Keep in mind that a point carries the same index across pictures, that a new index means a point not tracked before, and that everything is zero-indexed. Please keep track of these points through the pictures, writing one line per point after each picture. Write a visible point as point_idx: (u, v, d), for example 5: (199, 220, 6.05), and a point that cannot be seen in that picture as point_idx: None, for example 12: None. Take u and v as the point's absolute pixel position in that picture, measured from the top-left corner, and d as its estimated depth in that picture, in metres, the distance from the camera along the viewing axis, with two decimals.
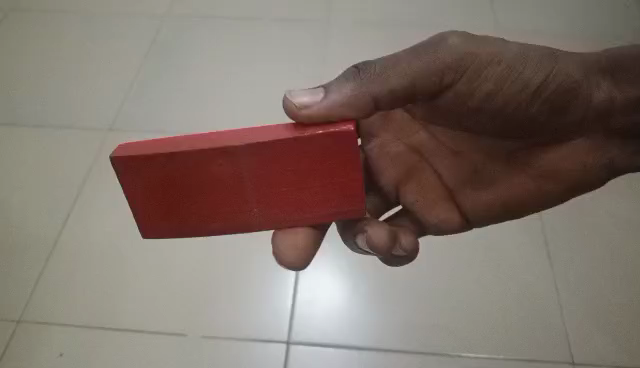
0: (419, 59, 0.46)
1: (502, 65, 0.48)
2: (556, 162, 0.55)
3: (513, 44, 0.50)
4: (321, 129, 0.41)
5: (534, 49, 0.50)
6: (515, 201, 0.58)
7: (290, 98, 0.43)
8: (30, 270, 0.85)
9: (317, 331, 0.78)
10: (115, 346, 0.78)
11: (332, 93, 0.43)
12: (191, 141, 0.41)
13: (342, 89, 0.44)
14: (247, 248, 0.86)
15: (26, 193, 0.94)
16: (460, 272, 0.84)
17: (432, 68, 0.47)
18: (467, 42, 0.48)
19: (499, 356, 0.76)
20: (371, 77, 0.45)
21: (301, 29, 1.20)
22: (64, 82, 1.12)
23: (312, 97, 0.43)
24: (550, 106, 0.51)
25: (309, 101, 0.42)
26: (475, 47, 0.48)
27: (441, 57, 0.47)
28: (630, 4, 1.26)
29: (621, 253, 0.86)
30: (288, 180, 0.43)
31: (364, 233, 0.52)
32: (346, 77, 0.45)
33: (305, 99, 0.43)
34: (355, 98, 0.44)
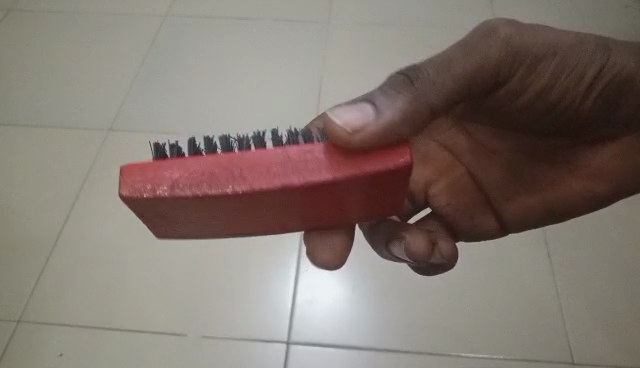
0: (468, 53, 0.46)
1: (556, 58, 0.48)
2: (602, 162, 0.57)
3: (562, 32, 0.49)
4: (377, 162, 0.38)
5: (583, 35, 0.50)
6: (555, 202, 0.59)
7: (336, 124, 0.39)
8: (30, 270, 0.84)
9: (316, 331, 0.77)
10: (114, 346, 0.77)
11: (385, 112, 0.41)
12: (224, 177, 0.37)
13: (394, 106, 0.42)
14: (247, 250, 0.86)
15: (25, 192, 0.94)
16: (461, 272, 0.83)
17: (485, 64, 0.46)
18: (519, 32, 0.47)
19: (500, 356, 0.75)
20: (420, 90, 0.43)
21: (301, 30, 1.19)
22: (64, 82, 1.11)
23: (360, 117, 0.40)
24: (602, 99, 0.51)
25: (357, 125, 0.39)
26: (528, 37, 0.47)
27: (494, 50, 0.46)
28: (631, 4, 1.26)
29: (623, 253, 0.85)
30: (329, 203, 0.40)
31: (402, 240, 0.55)
32: (395, 89, 0.43)
33: (352, 122, 0.39)
34: (408, 114, 0.42)
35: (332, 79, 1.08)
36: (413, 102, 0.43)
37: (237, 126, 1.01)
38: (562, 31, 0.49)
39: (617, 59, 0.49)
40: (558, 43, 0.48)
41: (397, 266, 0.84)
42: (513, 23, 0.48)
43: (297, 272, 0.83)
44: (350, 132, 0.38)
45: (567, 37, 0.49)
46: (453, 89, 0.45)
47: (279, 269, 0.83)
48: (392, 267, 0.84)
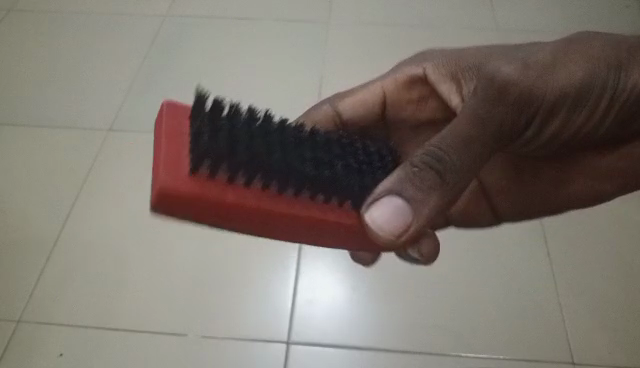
0: (485, 113, 0.48)
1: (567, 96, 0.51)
2: (615, 164, 0.58)
3: (571, 60, 0.51)
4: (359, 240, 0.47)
5: (594, 54, 0.51)
6: (556, 199, 0.62)
7: (374, 223, 0.43)
8: (29, 270, 0.85)
9: (317, 331, 0.78)
10: (115, 345, 0.77)
11: (416, 213, 0.44)
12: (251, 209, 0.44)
13: (424, 205, 0.44)
14: (247, 251, 0.86)
15: (26, 191, 0.94)
16: (461, 272, 0.83)
17: (496, 127, 0.49)
18: (525, 76, 0.50)
19: (499, 356, 0.76)
20: (442, 179, 0.45)
21: (301, 30, 1.20)
22: (64, 82, 1.12)
23: (391, 215, 0.43)
24: (616, 120, 0.53)
25: (390, 230, 0.43)
26: (537, 87, 0.50)
27: (508, 110, 0.49)
28: (631, 4, 1.26)
29: (622, 254, 0.85)
30: None
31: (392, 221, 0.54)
32: (422, 183, 0.44)
33: (386, 225, 0.43)
34: (429, 202, 0.45)
35: (333, 80, 1.09)
36: (429, 192, 0.44)
37: None
38: (577, 58, 0.51)
39: (629, 81, 0.50)
40: (567, 85, 0.50)
41: (396, 267, 0.84)
42: (522, 71, 0.50)
43: (297, 272, 0.83)
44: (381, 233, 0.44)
45: (577, 70, 0.50)
46: (470, 159, 0.46)
47: (279, 269, 0.84)
48: (392, 266, 0.84)
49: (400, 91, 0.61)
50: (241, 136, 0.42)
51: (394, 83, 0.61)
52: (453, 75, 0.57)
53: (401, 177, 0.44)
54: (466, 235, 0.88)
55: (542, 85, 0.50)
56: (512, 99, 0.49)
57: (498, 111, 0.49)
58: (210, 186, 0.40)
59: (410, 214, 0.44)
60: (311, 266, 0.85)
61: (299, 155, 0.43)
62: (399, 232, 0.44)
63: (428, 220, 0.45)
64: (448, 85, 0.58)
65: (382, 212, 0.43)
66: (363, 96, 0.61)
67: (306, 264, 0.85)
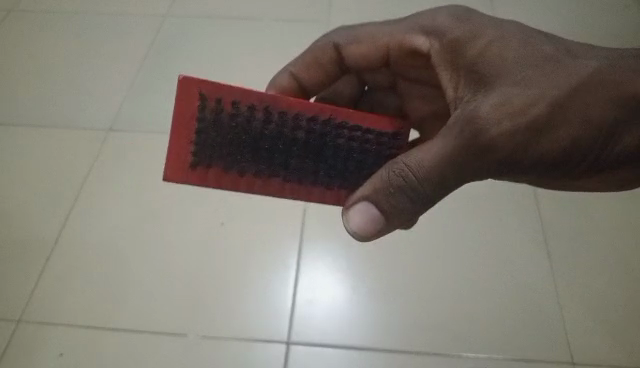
0: (468, 152, 0.44)
1: (553, 153, 0.44)
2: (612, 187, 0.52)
3: (571, 112, 0.43)
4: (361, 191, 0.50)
5: (591, 114, 0.43)
6: None
7: (348, 222, 0.48)
8: (29, 270, 0.85)
9: (317, 331, 0.78)
10: (116, 345, 0.77)
11: (391, 220, 0.48)
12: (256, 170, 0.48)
13: (401, 215, 0.47)
14: (247, 250, 0.86)
15: (26, 191, 0.94)
16: (461, 272, 0.83)
17: (476, 165, 0.44)
18: (508, 130, 0.43)
19: (498, 356, 0.76)
20: (414, 200, 0.46)
21: (301, 30, 1.20)
22: (64, 82, 1.12)
23: (363, 222, 0.47)
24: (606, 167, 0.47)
25: (359, 232, 0.48)
26: (520, 144, 0.44)
27: (493, 155, 0.44)
28: (630, 5, 1.26)
29: (622, 254, 0.85)
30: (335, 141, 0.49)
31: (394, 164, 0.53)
32: (400, 200, 0.46)
33: (357, 228, 0.48)
34: (402, 216, 0.47)
35: None
36: (403, 209, 0.46)
37: None
38: (570, 116, 0.43)
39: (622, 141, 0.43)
40: (560, 146, 0.44)
41: (395, 267, 0.84)
42: (517, 116, 0.43)
43: (297, 272, 0.84)
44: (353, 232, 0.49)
45: (573, 128, 0.43)
46: (442, 186, 0.45)
47: (279, 269, 0.84)
48: (392, 267, 0.84)
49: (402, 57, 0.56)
50: (250, 148, 0.46)
51: (396, 45, 0.55)
52: (452, 66, 0.49)
53: (378, 190, 0.46)
54: (465, 236, 0.88)
55: (538, 138, 0.43)
56: (504, 148, 0.44)
57: (481, 154, 0.44)
58: (208, 177, 0.47)
59: (383, 222, 0.48)
60: (311, 266, 0.85)
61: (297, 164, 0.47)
62: (369, 232, 0.48)
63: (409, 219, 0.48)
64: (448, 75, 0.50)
65: (357, 222, 0.47)
66: (362, 49, 0.57)
67: (306, 264, 0.85)
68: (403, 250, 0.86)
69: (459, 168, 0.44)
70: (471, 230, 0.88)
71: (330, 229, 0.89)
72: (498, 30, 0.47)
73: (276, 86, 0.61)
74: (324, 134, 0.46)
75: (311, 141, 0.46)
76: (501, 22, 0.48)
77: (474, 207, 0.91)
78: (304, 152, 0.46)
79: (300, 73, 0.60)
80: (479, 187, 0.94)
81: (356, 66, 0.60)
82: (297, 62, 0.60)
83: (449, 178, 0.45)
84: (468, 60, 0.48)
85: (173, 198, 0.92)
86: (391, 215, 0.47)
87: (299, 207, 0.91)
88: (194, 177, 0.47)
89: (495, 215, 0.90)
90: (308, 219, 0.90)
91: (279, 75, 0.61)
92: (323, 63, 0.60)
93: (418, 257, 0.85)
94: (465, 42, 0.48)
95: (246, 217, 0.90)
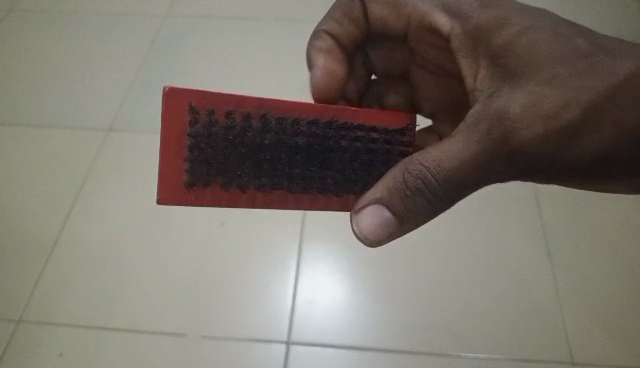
0: (493, 153, 0.43)
1: (578, 161, 0.43)
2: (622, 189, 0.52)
3: (605, 122, 0.41)
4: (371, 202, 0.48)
5: (625, 121, 0.41)
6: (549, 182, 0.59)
7: (356, 224, 0.47)
8: (29, 270, 0.84)
9: (317, 331, 0.77)
10: (115, 345, 0.77)
11: (400, 221, 0.47)
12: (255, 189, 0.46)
13: (411, 217, 0.46)
14: (247, 250, 0.86)
15: (25, 191, 0.94)
16: (461, 272, 0.83)
17: (499, 166, 0.44)
18: (536, 136, 0.42)
19: (499, 356, 0.75)
20: (429, 202, 0.45)
21: (300, 30, 1.19)
22: (64, 82, 1.11)
23: (373, 224, 0.46)
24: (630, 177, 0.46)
25: (367, 233, 0.47)
26: (547, 149, 0.43)
27: (516, 159, 0.43)
28: (631, 3, 1.25)
29: (623, 254, 0.85)
30: None
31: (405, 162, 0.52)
32: (414, 200, 0.45)
33: (366, 230, 0.47)
34: (412, 218, 0.46)
35: None
36: (415, 211, 0.46)
37: None
38: (601, 123, 0.41)
39: None
40: (590, 154, 0.43)
41: (395, 267, 0.83)
42: (548, 119, 0.42)
43: (297, 272, 0.83)
44: (358, 235, 0.47)
45: (603, 136, 0.42)
46: (462, 187, 0.45)
47: (280, 269, 0.83)
48: (393, 266, 0.83)
49: (421, 31, 0.55)
50: (251, 159, 0.44)
51: (418, 18, 0.53)
52: (475, 55, 0.48)
53: (393, 191, 0.45)
54: (466, 236, 0.87)
55: (566, 146, 0.42)
56: (531, 151, 0.43)
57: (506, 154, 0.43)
58: (206, 195, 0.45)
59: (391, 224, 0.47)
60: (311, 266, 0.84)
61: (304, 173, 0.45)
62: (376, 236, 0.47)
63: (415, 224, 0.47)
64: (469, 62, 0.48)
65: (366, 223, 0.46)
66: (385, 12, 0.56)
67: (306, 264, 0.84)
68: (404, 249, 0.85)
69: (482, 168, 0.44)
70: (473, 230, 0.88)
71: (331, 229, 0.88)
72: (530, 21, 0.46)
73: (316, 48, 0.57)
74: (327, 136, 0.45)
75: (315, 146, 0.45)
76: (532, 13, 0.46)
77: (476, 207, 0.91)
78: (307, 157, 0.45)
79: (334, 32, 0.58)
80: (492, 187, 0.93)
81: (379, 29, 0.58)
82: (329, 21, 0.58)
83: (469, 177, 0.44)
84: (493, 49, 0.46)
85: None
86: (402, 217, 0.46)
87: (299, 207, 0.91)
88: (191, 197, 0.44)
89: (497, 215, 0.90)
90: (308, 218, 0.90)
91: (314, 41, 0.58)
92: (353, 21, 0.58)
93: (418, 256, 0.85)
94: (492, 31, 0.47)
95: (246, 216, 0.90)
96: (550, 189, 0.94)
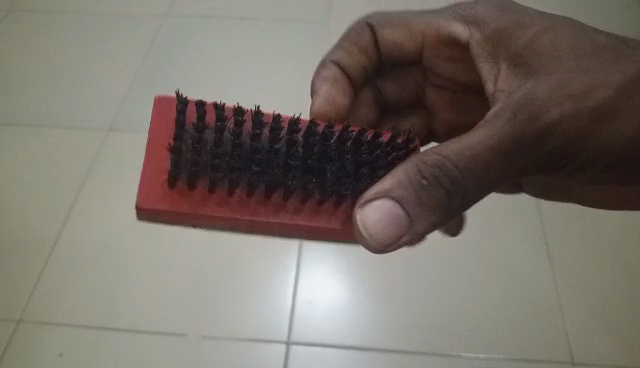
0: (519, 137, 0.46)
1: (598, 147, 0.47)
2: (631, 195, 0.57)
3: (625, 109, 0.46)
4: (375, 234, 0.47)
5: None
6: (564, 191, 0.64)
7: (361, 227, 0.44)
8: (29, 270, 0.84)
9: (317, 331, 0.77)
10: (115, 346, 0.77)
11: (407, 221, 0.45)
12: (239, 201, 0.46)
13: (418, 214, 0.45)
14: (247, 250, 0.86)
15: (25, 191, 0.93)
16: (461, 272, 0.83)
17: (521, 151, 0.46)
18: (566, 120, 0.46)
19: (499, 356, 0.75)
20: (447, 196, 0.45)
21: (301, 30, 1.19)
22: (64, 82, 1.11)
23: (386, 219, 0.44)
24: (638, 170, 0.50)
25: (375, 236, 0.44)
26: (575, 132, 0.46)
27: (542, 143, 0.46)
28: (631, 3, 1.25)
29: (623, 254, 0.85)
30: None
31: None
32: (426, 193, 0.45)
33: (373, 232, 0.44)
34: (423, 217, 0.46)
35: None
36: (430, 206, 0.45)
37: None
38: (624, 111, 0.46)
39: None
40: (609, 141, 0.47)
41: (396, 267, 0.83)
42: (573, 100, 0.46)
43: (297, 272, 0.83)
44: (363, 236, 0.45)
45: (623, 126, 0.46)
46: (482, 180, 0.46)
47: (281, 269, 0.83)
48: (393, 266, 0.83)
49: (439, 46, 0.61)
50: (249, 151, 0.46)
51: (434, 34, 0.61)
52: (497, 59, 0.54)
53: (405, 183, 0.44)
54: (467, 236, 0.87)
55: (589, 132, 0.47)
56: (558, 135, 0.46)
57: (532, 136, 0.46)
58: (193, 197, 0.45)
59: (397, 226, 0.45)
60: (311, 266, 0.84)
61: (304, 164, 0.45)
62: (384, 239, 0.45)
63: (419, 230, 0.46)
64: (489, 66, 0.55)
65: (380, 216, 0.43)
66: (401, 36, 0.62)
67: (306, 264, 0.84)
68: (405, 250, 0.85)
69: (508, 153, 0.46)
70: (474, 230, 0.88)
71: None
72: (547, 23, 0.52)
73: (322, 76, 0.63)
74: (326, 138, 0.46)
75: (312, 145, 0.46)
76: (550, 18, 0.52)
77: (476, 207, 0.91)
78: (304, 154, 0.46)
79: (343, 62, 0.63)
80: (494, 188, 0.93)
81: (391, 55, 0.64)
82: (338, 52, 0.63)
83: (494, 163, 0.46)
84: (514, 53, 0.52)
85: None
86: (414, 214, 0.45)
87: None
88: (176, 196, 0.45)
89: (497, 215, 0.90)
90: None
91: (321, 70, 0.63)
92: (362, 50, 0.63)
93: (418, 256, 0.85)
94: (514, 35, 0.53)
95: None
96: None
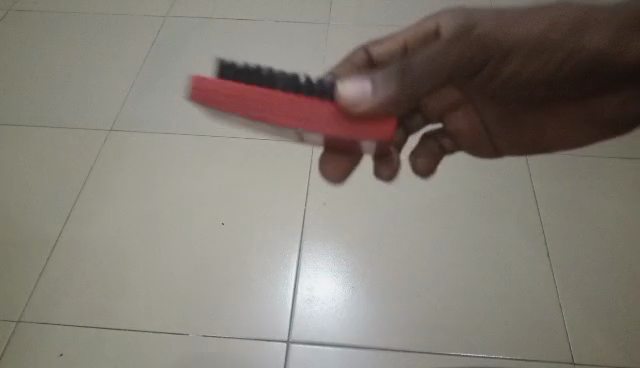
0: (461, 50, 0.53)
1: (544, 54, 0.55)
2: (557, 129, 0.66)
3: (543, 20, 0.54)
4: (369, 123, 0.48)
5: (555, 16, 0.54)
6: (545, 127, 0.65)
7: (343, 93, 0.47)
8: (30, 271, 0.86)
9: (315, 329, 0.79)
10: (115, 347, 0.78)
11: (379, 92, 0.48)
12: (267, 103, 0.48)
13: (387, 90, 0.48)
14: (246, 248, 0.87)
15: (28, 192, 0.95)
16: (460, 272, 0.84)
17: (492, 54, 0.54)
18: (498, 26, 0.54)
19: (497, 356, 0.76)
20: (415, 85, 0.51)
21: (300, 31, 1.21)
22: (65, 82, 1.13)
23: (363, 91, 0.47)
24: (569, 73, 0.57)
25: (357, 100, 0.47)
26: (521, 28, 0.54)
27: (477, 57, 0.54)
28: None
29: (622, 250, 0.85)
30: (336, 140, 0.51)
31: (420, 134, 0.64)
32: (391, 77, 0.50)
33: (355, 97, 0.47)
34: (397, 98, 0.49)
35: None
36: (407, 87, 0.50)
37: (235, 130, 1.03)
38: (536, 17, 0.54)
39: (581, 40, 0.54)
40: (534, 34, 0.54)
41: (395, 266, 0.85)
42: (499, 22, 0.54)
43: (297, 271, 0.84)
44: (349, 105, 0.47)
45: (542, 25, 0.54)
46: (429, 80, 0.52)
47: (281, 269, 0.84)
48: (392, 265, 0.85)
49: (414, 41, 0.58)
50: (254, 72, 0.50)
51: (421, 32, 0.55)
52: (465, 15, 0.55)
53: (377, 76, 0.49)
54: (464, 232, 0.88)
55: (532, 44, 0.54)
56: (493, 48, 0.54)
57: (532, 45, 0.54)
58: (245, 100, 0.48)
59: (376, 93, 0.48)
60: (312, 263, 0.85)
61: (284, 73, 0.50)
62: (362, 102, 0.47)
63: (388, 108, 0.48)
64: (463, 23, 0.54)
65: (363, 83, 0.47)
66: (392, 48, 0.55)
67: (307, 262, 0.85)
68: (401, 246, 0.87)
69: (489, 56, 0.54)
70: (473, 229, 0.88)
71: (329, 224, 0.90)
72: (496, 20, 0.54)
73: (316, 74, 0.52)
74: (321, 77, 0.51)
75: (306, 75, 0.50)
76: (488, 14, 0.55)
77: (473, 201, 0.92)
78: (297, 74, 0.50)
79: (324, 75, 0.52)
80: (490, 185, 0.94)
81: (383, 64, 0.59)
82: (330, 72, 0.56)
83: (468, 56, 0.54)
84: (475, 20, 0.54)
85: (174, 197, 0.93)
86: (380, 84, 0.48)
87: (299, 203, 0.92)
88: (229, 100, 0.48)
89: (494, 213, 0.90)
90: (307, 215, 0.91)
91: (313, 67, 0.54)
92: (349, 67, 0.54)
93: (415, 254, 0.86)
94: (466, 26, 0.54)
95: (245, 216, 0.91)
96: (546, 181, 0.94)
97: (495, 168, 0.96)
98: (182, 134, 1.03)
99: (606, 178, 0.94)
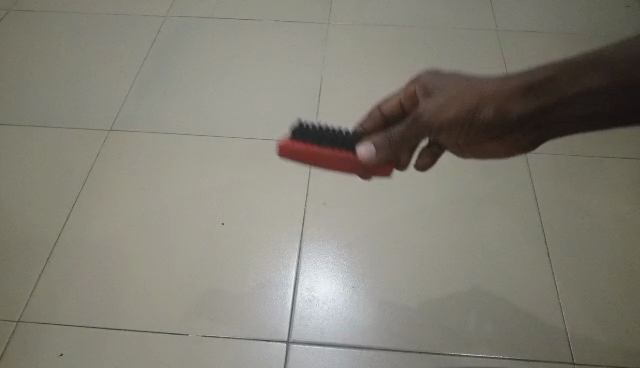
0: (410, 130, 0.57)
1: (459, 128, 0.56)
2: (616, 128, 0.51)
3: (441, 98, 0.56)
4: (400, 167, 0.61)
5: (453, 97, 0.55)
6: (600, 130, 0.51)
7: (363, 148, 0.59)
8: (30, 270, 0.85)
9: (315, 329, 0.78)
10: (114, 346, 0.77)
11: (382, 150, 0.58)
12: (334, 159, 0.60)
13: (382, 148, 0.58)
14: (245, 247, 0.87)
15: (27, 192, 0.95)
16: (460, 273, 0.83)
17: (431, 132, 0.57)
18: (431, 106, 0.56)
19: (499, 356, 0.75)
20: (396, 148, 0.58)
21: (300, 31, 1.21)
22: (64, 82, 1.12)
23: (374, 151, 0.58)
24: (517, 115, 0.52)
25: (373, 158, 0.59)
26: (431, 112, 0.56)
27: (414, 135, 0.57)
28: (631, 4, 1.25)
29: (622, 250, 0.85)
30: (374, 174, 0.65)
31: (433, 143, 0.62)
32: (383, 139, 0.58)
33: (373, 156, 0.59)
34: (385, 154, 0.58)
35: (331, 83, 1.10)
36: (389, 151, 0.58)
37: (235, 129, 1.03)
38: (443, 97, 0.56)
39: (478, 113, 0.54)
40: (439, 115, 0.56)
41: (396, 266, 0.84)
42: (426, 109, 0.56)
43: (297, 272, 0.84)
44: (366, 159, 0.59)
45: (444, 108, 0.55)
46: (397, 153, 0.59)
47: (281, 269, 0.84)
48: (392, 265, 0.84)
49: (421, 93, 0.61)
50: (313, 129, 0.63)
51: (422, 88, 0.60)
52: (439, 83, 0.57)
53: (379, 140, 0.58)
54: (464, 233, 0.88)
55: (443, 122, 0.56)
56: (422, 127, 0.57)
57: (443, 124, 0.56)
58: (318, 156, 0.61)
59: (380, 152, 0.58)
60: (312, 263, 0.85)
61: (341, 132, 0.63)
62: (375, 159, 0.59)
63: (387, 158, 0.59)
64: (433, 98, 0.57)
65: (373, 143, 0.58)
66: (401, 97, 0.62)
67: (307, 262, 0.85)
68: (402, 247, 0.86)
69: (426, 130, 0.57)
70: (473, 229, 0.88)
71: (328, 224, 0.89)
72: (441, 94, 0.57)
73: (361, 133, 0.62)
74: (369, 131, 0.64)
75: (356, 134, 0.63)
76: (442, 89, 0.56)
77: (474, 202, 0.92)
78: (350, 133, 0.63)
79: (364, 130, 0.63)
80: (490, 185, 0.94)
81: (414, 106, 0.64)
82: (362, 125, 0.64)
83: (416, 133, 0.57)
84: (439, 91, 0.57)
85: (174, 197, 0.93)
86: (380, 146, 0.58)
87: (298, 203, 0.92)
88: (308, 155, 0.61)
89: (494, 214, 0.90)
90: (307, 215, 0.90)
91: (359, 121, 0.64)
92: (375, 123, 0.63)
93: (416, 254, 0.86)
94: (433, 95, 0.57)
95: (245, 216, 0.90)
96: (547, 180, 0.94)
97: (495, 170, 0.96)
98: (182, 134, 1.02)
99: (606, 178, 0.94)
